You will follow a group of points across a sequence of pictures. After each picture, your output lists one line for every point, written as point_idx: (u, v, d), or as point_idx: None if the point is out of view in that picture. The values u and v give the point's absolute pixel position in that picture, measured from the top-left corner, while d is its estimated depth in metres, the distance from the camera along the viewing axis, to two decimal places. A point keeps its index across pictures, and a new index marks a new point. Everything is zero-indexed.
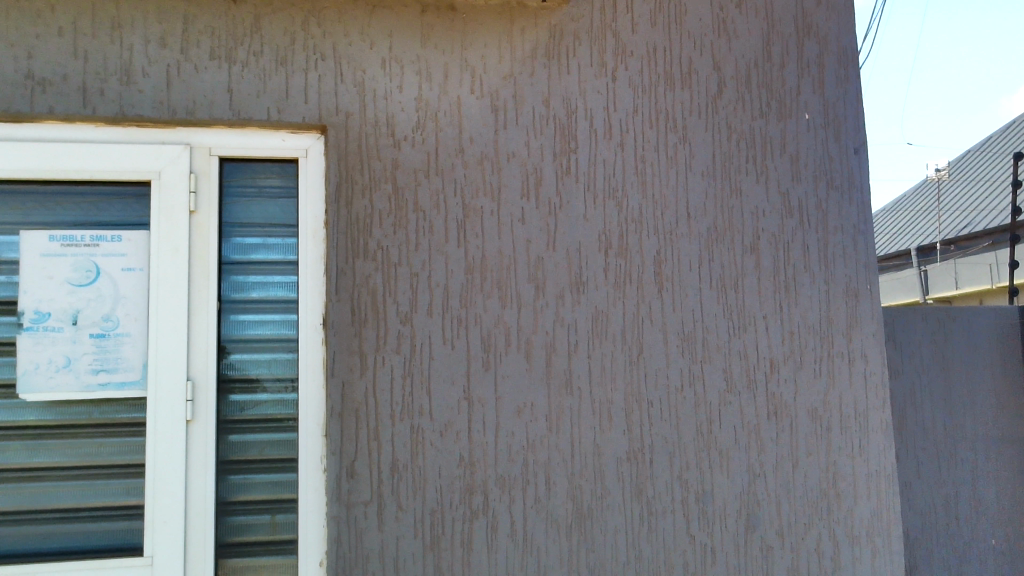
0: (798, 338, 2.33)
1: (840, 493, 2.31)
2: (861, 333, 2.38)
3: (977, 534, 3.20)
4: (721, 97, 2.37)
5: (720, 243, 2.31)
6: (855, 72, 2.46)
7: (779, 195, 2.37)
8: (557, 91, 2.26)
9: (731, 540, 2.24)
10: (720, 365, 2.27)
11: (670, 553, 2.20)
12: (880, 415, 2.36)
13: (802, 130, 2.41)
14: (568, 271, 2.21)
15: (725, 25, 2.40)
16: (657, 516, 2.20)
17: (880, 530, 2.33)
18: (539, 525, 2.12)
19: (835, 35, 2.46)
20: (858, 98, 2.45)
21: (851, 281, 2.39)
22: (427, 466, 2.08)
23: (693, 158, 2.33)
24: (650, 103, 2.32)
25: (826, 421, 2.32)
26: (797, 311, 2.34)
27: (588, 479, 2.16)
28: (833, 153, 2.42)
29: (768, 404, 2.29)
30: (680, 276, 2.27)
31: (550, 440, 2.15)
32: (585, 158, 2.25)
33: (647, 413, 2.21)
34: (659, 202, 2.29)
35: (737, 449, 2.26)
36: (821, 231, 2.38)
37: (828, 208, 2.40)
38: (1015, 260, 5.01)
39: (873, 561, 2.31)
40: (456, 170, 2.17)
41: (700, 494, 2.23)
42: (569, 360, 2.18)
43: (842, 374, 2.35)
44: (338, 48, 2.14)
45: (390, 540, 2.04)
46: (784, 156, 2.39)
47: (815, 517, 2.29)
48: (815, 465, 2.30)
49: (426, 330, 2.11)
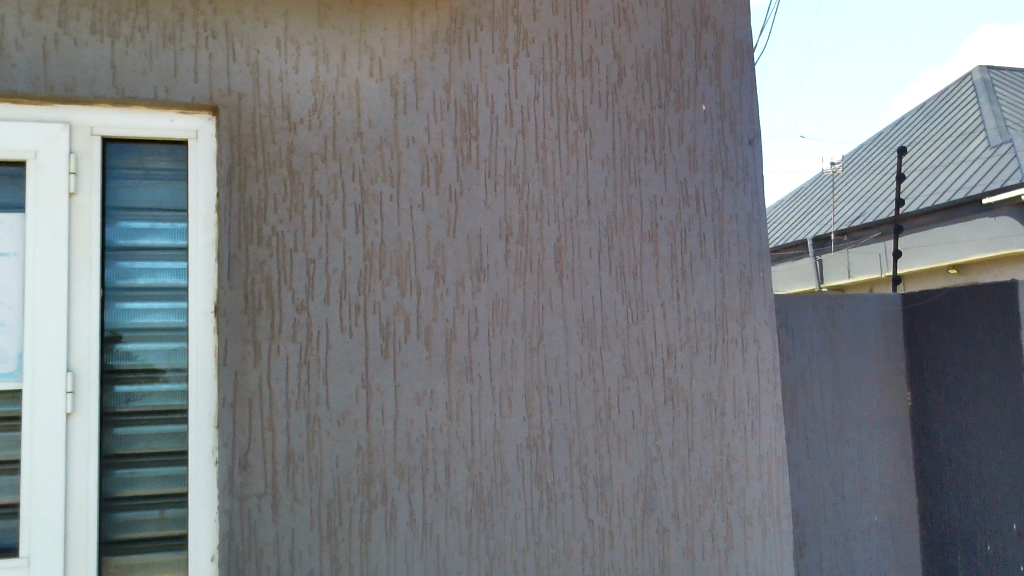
0: (694, 325, 2.38)
1: (734, 475, 2.38)
2: (754, 319, 2.45)
3: (862, 511, 3.35)
4: (621, 86, 2.39)
5: (619, 231, 2.34)
6: (751, 64, 2.52)
7: (676, 184, 2.41)
8: (458, 76, 2.24)
9: (628, 523, 2.27)
10: (618, 351, 2.30)
11: (569, 538, 2.22)
12: (771, 399, 2.44)
13: (699, 121, 2.46)
14: (469, 258, 2.19)
15: (626, 15, 2.42)
16: (556, 502, 2.21)
17: (771, 510, 2.41)
18: (439, 513, 2.11)
19: (731, 28, 2.52)
20: (752, 90, 2.51)
21: (745, 269, 2.45)
22: (324, 456, 2.03)
23: (593, 146, 2.35)
24: (551, 90, 2.33)
25: (720, 405, 2.38)
26: (693, 298, 2.39)
27: (488, 466, 2.16)
28: (729, 143, 2.47)
29: (665, 389, 2.33)
30: (579, 263, 2.29)
31: (450, 428, 2.14)
32: (486, 144, 2.24)
33: (546, 399, 2.23)
34: (560, 189, 2.30)
35: (635, 433, 2.30)
36: (716, 220, 2.44)
37: (724, 196, 2.45)
38: (897, 248, 5.18)
39: (764, 541, 2.40)
40: (355, 154, 2.12)
41: (598, 479, 2.25)
42: (469, 346, 2.17)
43: (736, 359, 2.41)
44: (230, 26, 2.06)
45: (285, 533, 1.99)
46: (681, 146, 2.43)
47: (709, 499, 2.35)
48: (709, 448, 2.36)
49: (323, 317, 2.06)
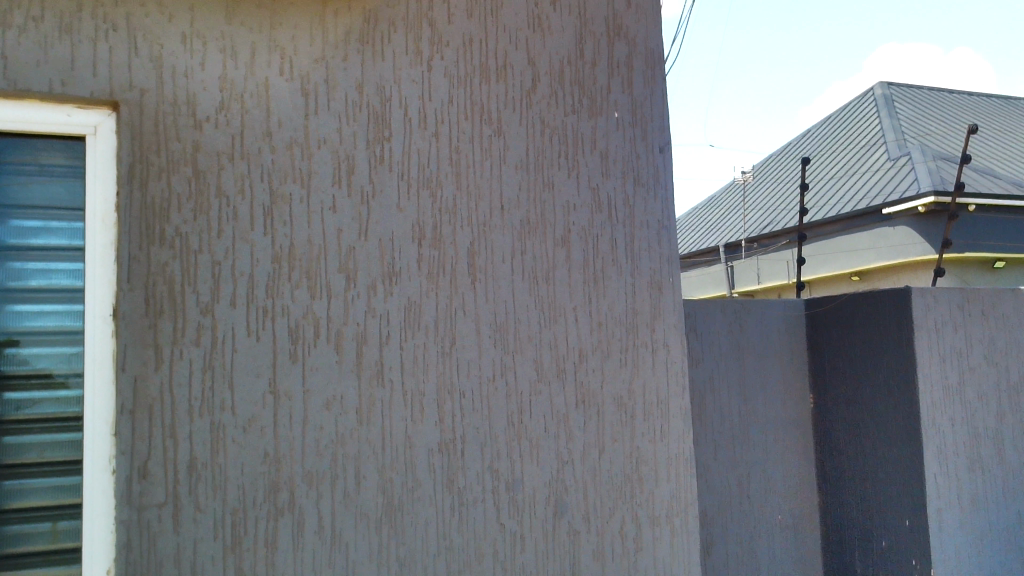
0: (605, 330, 2.41)
1: (643, 477, 2.42)
2: (663, 324, 2.49)
3: (766, 510, 3.45)
4: (535, 92, 2.41)
5: (532, 235, 2.35)
6: (661, 74, 2.58)
7: (589, 190, 2.44)
8: (370, 77, 2.21)
9: (539, 526, 2.28)
10: (530, 355, 2.31)
11: (480, 542, 2.22)
12: (679, 402, 2.49)
13: (611, 128, 2.50)
14: (380, 261, 2.17)
15: (540, 21, 2.44)
16: (468, 507, 2.21)
17: (678, 511, 2.46)
18: (348, 520, 2.08)
19: (643, 38, 2.57)
20: (663, 99, 2.57)
21: (655, 274, 2.50)
22: (229, 464, 1.98)
23: (507, 150, 2.35)
24: (465, 94, 2.32)
25: (630, 408, 2.42)
26: (605, 302, 2.42)
27: (399, 472, 2.14)
28: (641, 151, 2.52)
29: (576, 393, 2.36)
30: (492, 267, 2.29)
31: (360, 433, 2.11)
32: (399, 147, 2.22)
33: (458, 403, 2.22)
34: (473, 193, 2.30)
35: (547, 437, 2.31)
36: (628, 226, 2.48)
37: (635, 203, 2.49)
38: (800, 255, 5.35)
39: (671, 541, 2.45)
40: (263, 155, 2.08)
41: (510, 483, 2.26)
42: (381, 351, 2.15)
43: (646, 363, 2.45)
44: (133, 19, 1.98)
45: (186, 543, 1.93)
46: (594, 152, 2.46)
47: (618, 501, 2.38)
48: (620, 450, 2.40)
49: (229, 321, 2.01)
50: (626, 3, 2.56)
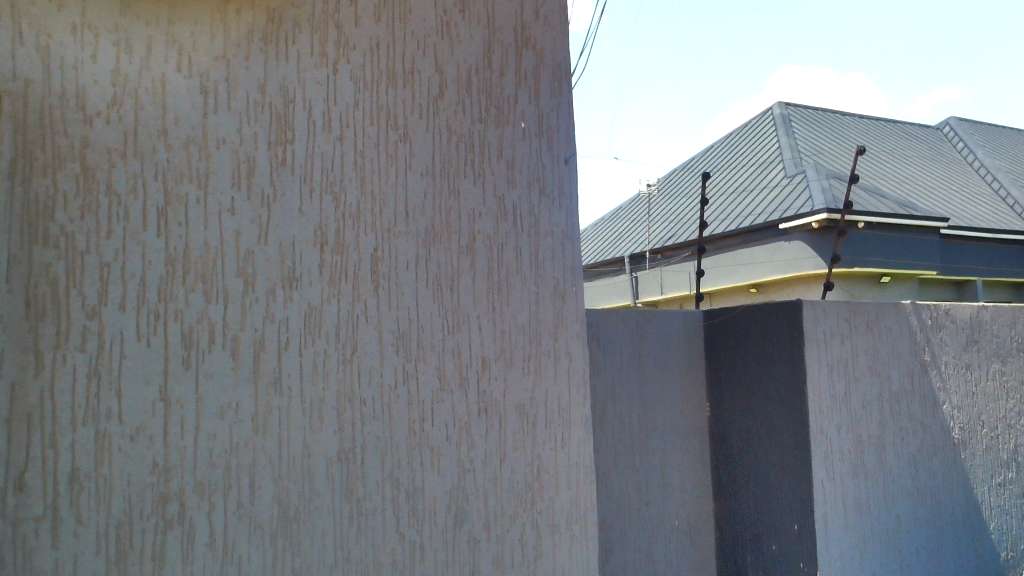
0: (508, 338, 2.42)
1: (543, 484, 2.44)
2: (566, 333, 2.52)
3: (663, 516, 3.52)
4: (442, 99, 2.41)
5: (437, 243, 2.34)
6: (567, 86, 2.62)
7: (494, 199, 2.45)
8: (273, 77, 2.16)
9: (439, 535, 2.27)
10: (433, 363, 2.30)
11: (378, 553, 2.19)
12: (580, 410, 2.53)
13: (517, 137, 2.51)
14: (280, 266, 2.12)
15: (449, 29, 2.44)
16: (367, 516, 2.18)
17: (577, 518, 2.49)
18: (241, 532, 2.02)
19: (550, 50, 2.60)
20: (568, 111, 2.61)
21: (558, 283, 2.53)
22: (115, 475, 1.89)
23: (413, 156, 2.34)
24: (371, 98, 2.30)
25: (532, 416, 2.44)
26: (508, 311, 2.43)
27: (296, 481, 2.09)
28: (545, 161, 2.55)
29: (478, 401, 2.36)
30: (396, 274, 2.27)
31: (256, 442, 2.05)
32: (302, 149, 2.18)
33: (359, 411, 2.19)
34: (377, 198, 2.27)
35: (448, 445, 2.30)
36: (532, 235, 2.50)
37: (539, 212, 2.52)
38: (700, 268, 5.47)
39: (571, 548, 2.47)
40: (158, 153, 2.00)
41: (410, 492, 2.24)
42: (280, 358, 2.10)
43: (548, 371, 2.48)
44: (18, 7, 1.88)
45: (66, 559, 1.83)
46: (500, 161, 2.47)
47: (519, 509, 2.39)
48: (521, 458, 2.41)
49: (117, 325, 1.92)
50: (534, 14, 2.59)
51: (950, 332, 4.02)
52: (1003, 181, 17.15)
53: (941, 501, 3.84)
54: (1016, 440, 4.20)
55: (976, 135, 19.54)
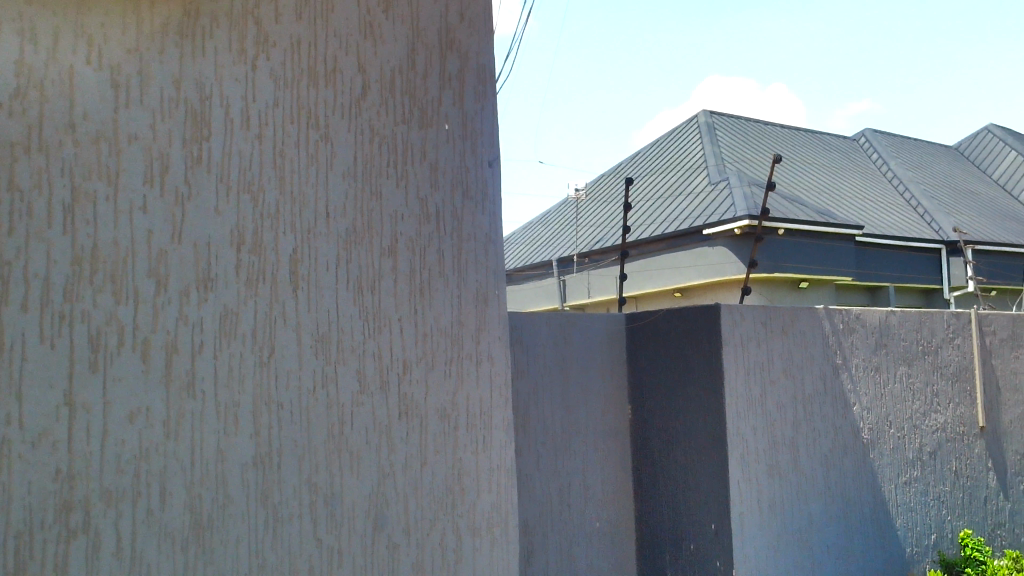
0: (430, 341, 2.41)
1: (464, 488, 2.43)
2: (488, 336, 2.52)
3: (584, 518, 3.55)
4: (365, 99, 2.38)
5: (358, 244, 2.32)
6: (492, 90, 2.63)
7: (417, 201, 2.43)
8: (189, 73, 2.11)
9: (358, 541, 2.24)
10: (353, 366, 2.27)
11: (295, 559, 2.15)
12: (502, 413, 2.53)
13: (441, 140, 2.50)
14: (195, 266, 2.06)
15: (372, 28, 2.42)
16: (283, 522, 2.14)
17: (498, 521, 2.49)
18: (150, 540, 1.96)
19: (475, 53, 2.60)
20: (492, 115, 2.61)
21: (481, 286, 2.52)
22: (14, 483, 1.81)
23: (334, 157, 2.31)
24: (291, 97, 2.26)
25: (454, 419, 2.43)
26: (430, 314, 2.42)
27: (209, 487, 2.04)
28: (469, 164, 2.55)
29: (399, 404, 2.34)
30: (316, 276, 2.24)
31: (167, 448, 1.99)
32: (218, 148, 2.13)
33: (276, 415, 2.15)
34: (297, 199, 2.24)
35: (368, 449, 2.28)
36: (455, 237, 2.49)
37: (462, 215, 2.51)
38: (623, 272, 5.51)
39: (491, 551, 2.47)
40: (65, 148, 1.93)
41: (328, 497, 2.20)
42: (193, 361, 2.04)
43: (470, 375, 2.47)
44: None
45: None
46: (423, 163, 2.46)
47: (439, 512, 2.38)
48: (441, 462, 2.40)
49: (18, 326, 1.84)
50: (459, 17, 2.58)
51: (861, 336, 4.16)
52: (914, 191, 17.86)
53: (851, 500, 3.97)
54: (922, 440, 4.37)
55: (890, 146, 20.31)
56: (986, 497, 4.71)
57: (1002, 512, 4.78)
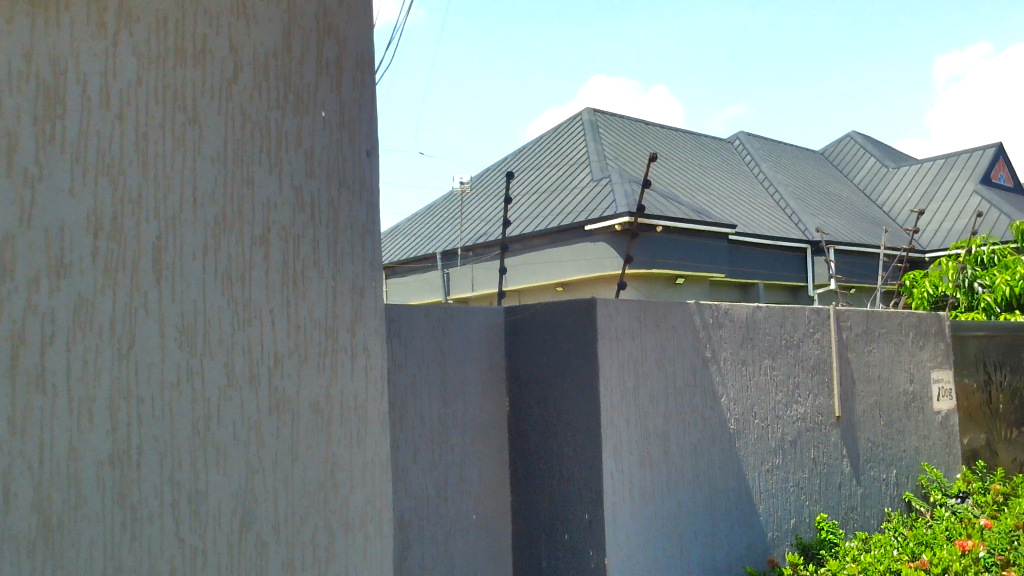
0: (303, 333, 2.35)
1: (337, 483, 2.39)
2: (364, 328, 2.48)
3: (460, 510, 3.56)
4: (236, 82, 2.29)
5: (227, 233, 2.23)
6: (371, 78, 2.58)
7: (290, 189, 2.36)
8: (40, 46, 1.98)
9: (224, 540, 2.17)
10: (221, 359, 2.19)
11: (154, 561, 2.06)
12: (378, 407, 2.49)
13: (316, 127, 2.44)
14: (45, 252, 1.94)
15: (245, 9, 2.33)
16: (142, 523, 2.04)
17: (372, 516, 2.46)
18: None
19: (354, 39, 2.55)
20: (371, 104, 2.57)
21: (357, 278, 2.48)
22: None
23: (202, 141, 2.21)
24: (155, 76, 2.15)
25: (327, 414, 2.38)
26: (303, 305, 2.35)
27: (60, 487, 1.93)
28: (346, 153, 2.49)
29: (269, 398, 2.27)
30: (181, 264, 2.14)
31: (12, 446, 1.87)
32: (73, 127, 2.01)
33: (136, 411, 2.04)
34: (161, 183, 2.13)
35: (236, 445, 2.20)
36: (330, 227, 2.43)
37: (339, 205, 2.46)
38: (503, 266, 5.55)
39: (364, 547, 2.43)
40: None
41: (191, 495, 2.12)
42: (42, 353, 1.92)
43: (345, 368, 2.42)
44: None
45: None
46: (298, 151, 2.39)
47: (311, 509, 2.33)
48: (313, 457, 2.34)
49: None
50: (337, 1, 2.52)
51: (730, 331, 4.33)
52: (783, 193, 18.75)
53: (718, 488, 4.14)
54: (784, 429, 4.59)
55: (762, 149, 21.25)
56: (841, 482, 4.99)
57: (854, 497, 5.09)
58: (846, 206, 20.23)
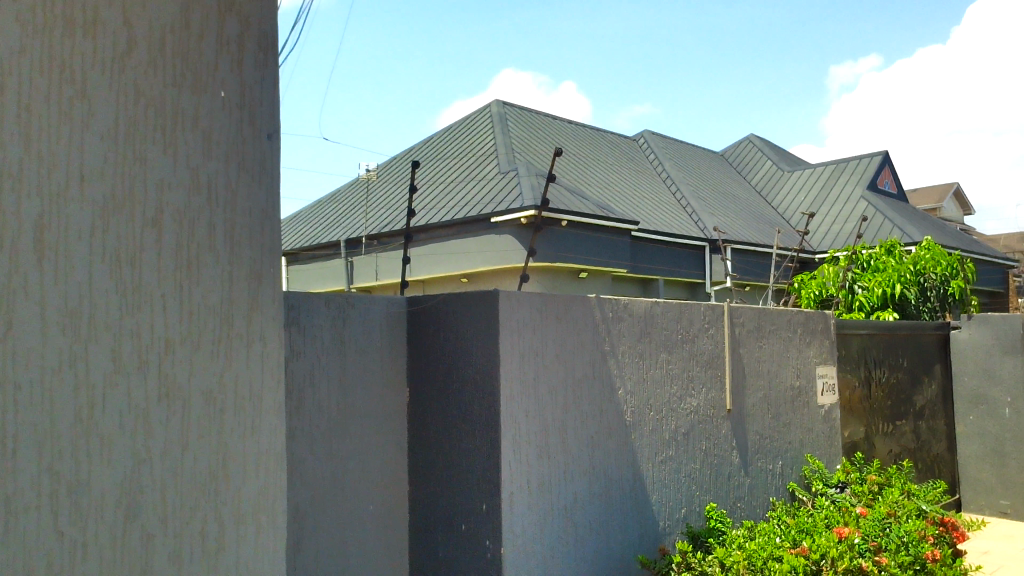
0: (196, 319, 2.27)
1: (229, 473, 2.33)
2: (261, 316, 2.42)
3: (356, 501, 3.53)
4: (130, 56, 2.20)
5: (117, 213, 2.14)
6: (273, 59, 2.51)
7: (186, 170, 2.28)
8: None
9: (107, 532, 2.08)
10: (107, 345, 2.10)
11: (29, 555, 1.96)
12: (273, 396, 2.44)
13: (215, 107, 2.36)
14: None
15: None
16: (17, 515, 1.95)
17: (265, 507, 2.41)
18: None
19: (256, 19, 2.48)
20: (273, 86, 2.51)
21: (255, 264, 2.42)
22: None
23: (91, 116, 2.11)
24: (41, 46, 2.04)
25: (220, 403, 2.31)
26: (197, 291, 2.28)
27: None
28: (246, 135, 2.43)
29: (158, 386, 2.19)
30: (66, 245, 2.04)
31: None
32: None
33: (12, 397, 1.95)
34: (45, 159, 2.03)
35: (122, 434, 2.12)
36: (228, 211, 2.36)
37: (237, 188, 2.39)
38: (406, 256, 5.51)
39: (256, 539, 2.38)
40: None
41: (72, 486, 2.03)
42: None
43: (239, 356, 2.36)
44: None
45: None
46: (194, 131, 2.31)
47: (200, 500, 2.26)
48: (205, 447, 2.27)
49: None
50: None
51: (628, 325, 4.42)
52: (685, 191, 19.25)
53: (613, 478, 4.23)
54: (678, 421, 4.73)
55: (665, 148, 21.76)
56: (730, 473, 5.17)
57: (742, 487, 5.28)
58: (743, 207, 20.93)
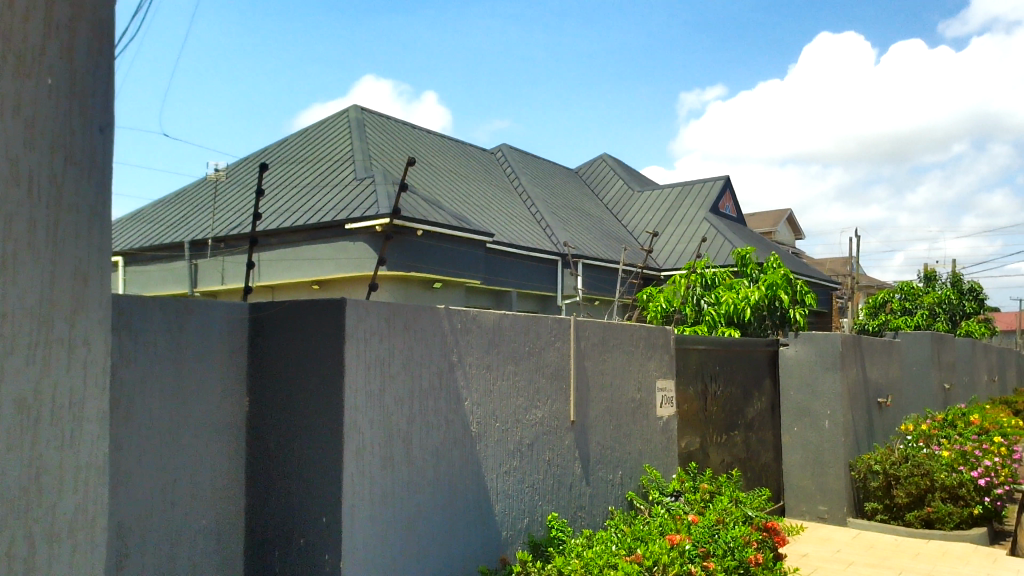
0: (10, 321, 2.11)
1: (42, 488, 2.17)
2: (86, 319, 2.27)
3: (188, 516, 3.37)
4: None
5: None
6: (108, 50, 2.39)
7: (5, 160, 2.12)
8: None
9: None
10: None
11: None
12: (97, 405, 2.30)
13: (41, 95, 2.22)
14: None
15: None
16: None
17: (83, 524, 2.27)
18: None
19: (91, 5, 2.35)
20: (107, 76, 2.39)
21: (80, 264, 2.27)
22: None
23: None
24: None
25: (34, 411, 2.15)
26: (12, 291, 2.11)
27: None
28: (76, 127, 2.29)
29: None
30: None
31: None
32: None
33: None
34: None
35: None
36: (51, 206, 2.21)
37: (63, 183, 2.25)
38: (249, 260, 5.29)
39: (72, 559, 2.23)
40: None
41: None
42: None
43: (59, 362, 2.21)
44: None
45: None
46: (16, 119, 2.15)
47: (8, 518, 2.09)
48: (16, 460, 2.11)
49: None
50: None
51: (476, 336, 4.45)
52: (540, 206, 19.63)
53: (457, 489, 4.24)
54: (523, 432, 4.80)
55: (521, 162, 22.11)
56: (572, 483, 5.29)
57: (583, 496, 5.42)
58: (594, 223, 21.57)
